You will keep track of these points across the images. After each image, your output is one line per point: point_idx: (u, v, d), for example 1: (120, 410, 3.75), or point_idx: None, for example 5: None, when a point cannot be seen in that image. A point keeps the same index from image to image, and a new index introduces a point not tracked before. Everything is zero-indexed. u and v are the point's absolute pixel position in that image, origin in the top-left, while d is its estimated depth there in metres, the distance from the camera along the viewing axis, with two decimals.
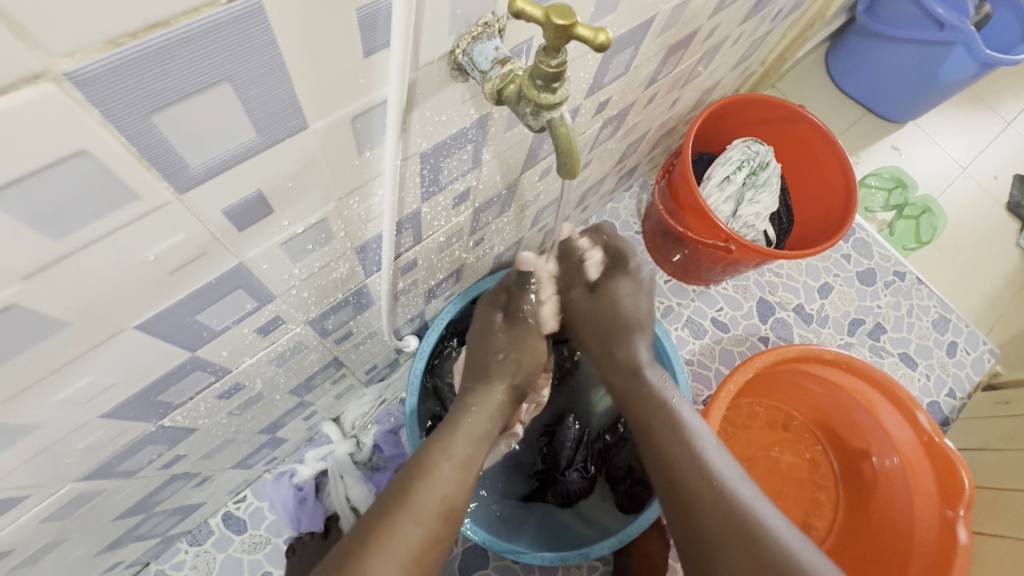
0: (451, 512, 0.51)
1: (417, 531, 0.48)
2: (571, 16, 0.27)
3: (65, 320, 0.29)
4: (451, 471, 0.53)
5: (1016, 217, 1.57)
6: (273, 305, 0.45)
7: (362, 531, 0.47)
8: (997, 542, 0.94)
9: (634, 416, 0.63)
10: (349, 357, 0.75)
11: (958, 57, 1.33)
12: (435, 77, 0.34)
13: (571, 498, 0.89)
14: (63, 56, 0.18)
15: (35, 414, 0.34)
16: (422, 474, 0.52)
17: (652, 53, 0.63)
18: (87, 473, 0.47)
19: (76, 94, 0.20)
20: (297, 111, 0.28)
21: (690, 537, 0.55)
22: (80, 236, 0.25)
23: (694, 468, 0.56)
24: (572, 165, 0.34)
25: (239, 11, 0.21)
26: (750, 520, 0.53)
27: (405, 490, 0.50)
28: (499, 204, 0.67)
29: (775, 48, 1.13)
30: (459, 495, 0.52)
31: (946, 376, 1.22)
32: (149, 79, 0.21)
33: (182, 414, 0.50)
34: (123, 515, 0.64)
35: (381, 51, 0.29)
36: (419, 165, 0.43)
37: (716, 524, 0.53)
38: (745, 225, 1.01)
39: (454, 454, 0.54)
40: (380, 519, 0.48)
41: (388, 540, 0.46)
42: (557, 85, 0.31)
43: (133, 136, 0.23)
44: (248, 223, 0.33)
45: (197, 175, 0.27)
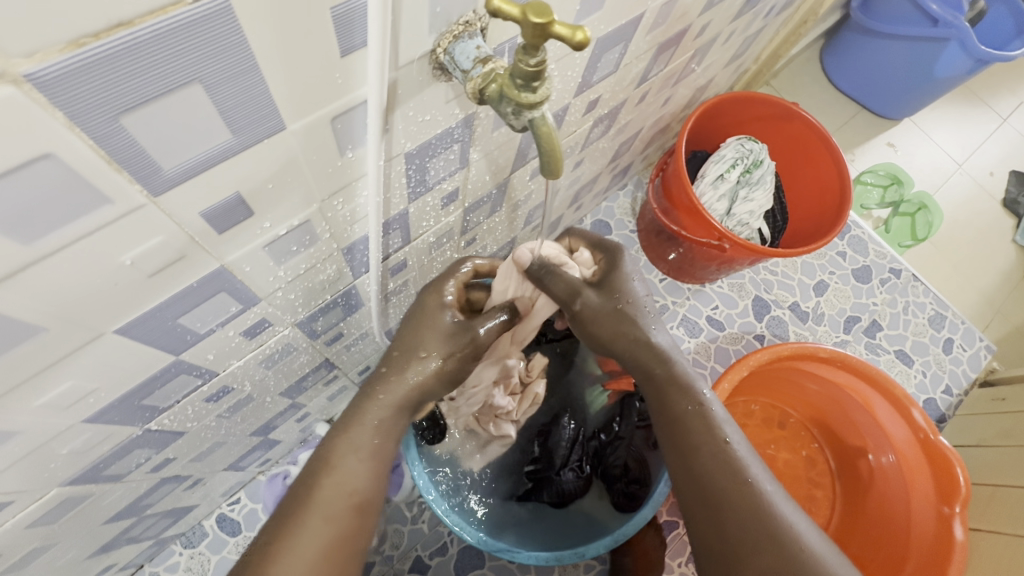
0: (364, 505, 0.49)
1: (325, 529, 0.46)
2: (548, 14, 0.27)
3: (40, 325, 0.29)
4: (358, 464, 0.50)
5: (1012, 213, 1.56)
6: (259, 307, 0.44)
7: (271, 529, 0.46)
8: (993, 538, 0.94)
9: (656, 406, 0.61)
10: (340, 358, 0.75)
11: (953, 54, 1.33)
12: (417, 77, 0.34)
13: (566, 497, 0.89)
14: (22, 57, 0.18)
15: (15, 420, 0.34)
16: (326, 469, 0.49)
17: (642, 51, 0.63)
18: (73, 477, 0.46)
19: (38, 97, 0.19)
20: (273, 112, 0.28)
21: (710, 536, 0.55)
22: (51, 240, 0.25)
23: (723, 467, 0.56)
24: (555, 165, 0.34)
25: (206, 10, 0.21)
26: (775, 520, 0.53)
27: (311, 487, 0.48)
28: (490, 204, 0.67)
29: (768, 45, 1.13)
30: (368, 488, 0.50)
31: (942, 372, 1.22)
32: (114, 79, 0.21)
33: (170, 418, 0.50)
34: (113, 519, 0.64)
35: (359, 50, 0.29)
36: (404, 166, 0.42)
37: (744, 527, 0.53)
38: (740, 223, 1.01)
39: (361, 446, 0.50)
40: (288, 520, 0.46)
41: (292, 542, 0.45)
42: (537, 84, 0.31)
43: (101, 138, 0.22)
44: (228, 226, 0.33)
45: (172, 177, 0.26)
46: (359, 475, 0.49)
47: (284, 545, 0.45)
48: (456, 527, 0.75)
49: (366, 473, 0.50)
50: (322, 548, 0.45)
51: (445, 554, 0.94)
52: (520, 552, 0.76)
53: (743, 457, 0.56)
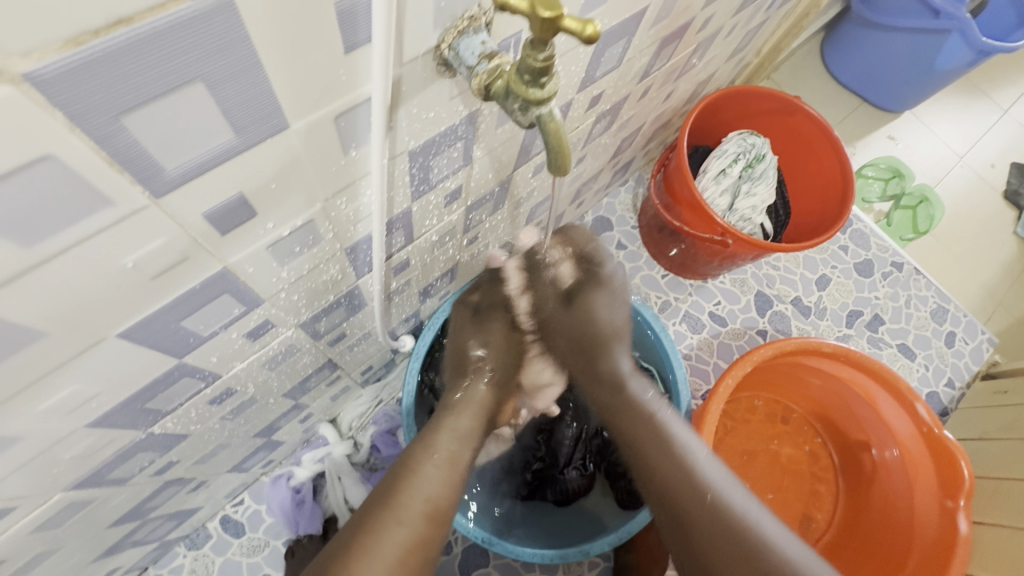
0: (439, 514, 0.50)
1: (403, 534, 0.47)
2: (557, 8, 0.26)
3: (42, 330, 0.28)
4: (434, 471, 0.52)
5: (1013, 206, 1.56)
6: (262, 309, 0.44)
7: (352, 532, 0.47)
8: (996, 531, 0.94)
9: (618, 410, 0.64)
10: (343, 358, 0.74)
11: (954, 45, 1.32)
12: (420, 73, 0.33)
13: (569, 495, 0.89)
14: (20, 56, 0.17)
15: (18, 426, 0.34)
16: (404, 474, 0.51)
17: (645, 45, 0.62)
18: (77, 482, 0.46)
19: (37, 97, 0.19)
20: (277, 111, 0.27)
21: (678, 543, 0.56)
22: (51, 244, 0.24)
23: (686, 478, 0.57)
24: (563, 161, 0.33)
25: (208, 7, 0.20)
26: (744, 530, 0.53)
27: (391, 491, 0.49)
28: (492, 201, 0.66)
29: (769, 38, 1.12)
30: (444, 495, 0.51)
31: (945, 366, 1.21)
32: (113, 78, 0.20)
33: (173, 421, 0.50)
34: (118, 522, 0.63)
35: (363, 46, 0.28)
36: (408, 164, 0.42)
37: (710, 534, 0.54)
38: (742, 218, 1.00)
39: (436, 453, 0.53)
40: (369, 524, 0.47)
41: (374, 542, 0.46)
42: (545, 80, 0.30)
43: (101, 140, 0.22)
44: (231, 227, 0.32)
45: (174, 178, 0.26)
46: (432, 484, 0.51)
47: (369, 543, 0.46)
48: (460, 527, 0.75)
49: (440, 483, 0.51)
50: (400, 550, 0.46)
51: (450, 552, 0.94)
52: (526, 550, 0.76)
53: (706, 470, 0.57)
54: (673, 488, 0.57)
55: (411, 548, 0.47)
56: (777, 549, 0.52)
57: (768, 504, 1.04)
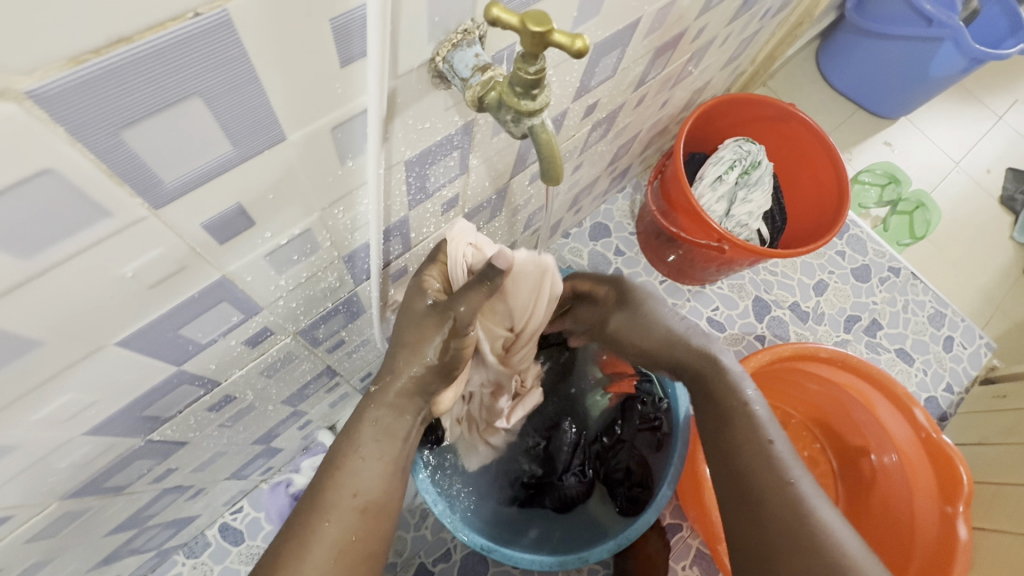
0: (377, 509, 0.46)
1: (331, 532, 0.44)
2: (547, 23, 0.27)
3: (42, 339, 0.29)
4: (365, 462, 0.47)
5: (1009, 210, 1.57)
6: (260, 316, 0.44)
7: (285, 535, 0.44)
8: (996, 536, 0.94)
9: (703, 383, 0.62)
10: (341, 365, 0.75)
11: (947, 53, 1.33)
12: (416, 85, 0.34)
13: (569, 502, 0.89)
14: (22, 74, 0.18)
15: (17, 433, 0.34)
16: (329, 472, 0.46)
17: (640, 55, 0.63)
18: (75, 490, 0.46)
19: (39, 113, 0.19)
20: (273, 123, 0.28)
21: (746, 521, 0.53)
22: (51, 255, 0.25)
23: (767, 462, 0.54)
24: (556, 170, 0.34)
25: (206, 24, 0.21)
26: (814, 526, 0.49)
27: (314, 492, 0.45)
28: (490, 209, 0.67)
29: (764, 47, 1.13)
30: (377, 488, 0.47)
31: (943, 370, 1.22)
32: (113, 95, 0.21)
33: (172, 428, 0.50)
34: (116, 530, 0.64)
35: (358, 60, 0.29)
36: (404, 174, 0.42)
37: (783, 520, 0.50)
38: (739, 224, 1.01)
39: (363, 444, 0.47)
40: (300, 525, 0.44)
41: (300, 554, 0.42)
42: (537, 92, 0.31)
43: (101, 153, 0.22)
44: (229, 236, 0.33)
45: (173, 189, 0.26)
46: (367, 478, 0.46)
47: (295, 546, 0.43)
48: (461, 534, 0.75)
49: (376, 476, 0.47)
50: (332, 550, 0.43)
51: (449, 560, 0.94)
52: (525, 557, 0.75)
53: (788, 458, 0.54)
54: (748, 467, 0.54)
55: (345, 548, 0.44)
56: (841, 552, 0.47)
57: None
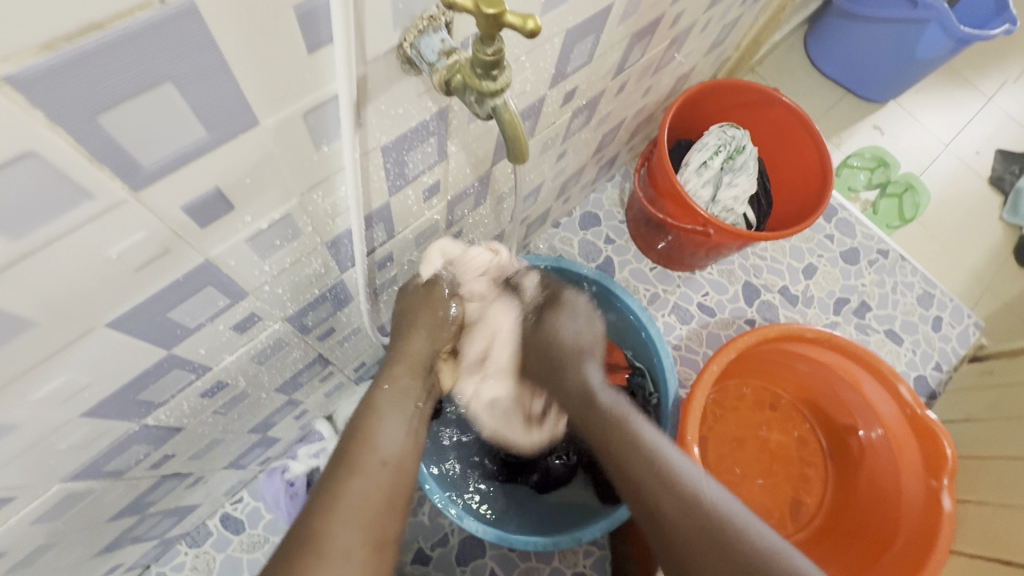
0: (397, 468, 0.49)
1: (363, 484, 0.46)
2: (499, 5, 0.28)
3: (35, 318, 0.30)
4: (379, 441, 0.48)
5: (999, 190, 1.58)
6: (247, 301, 0.46)
7: (301, 520, 0.43)
8: (980, 507, 0.96)
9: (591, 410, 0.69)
10: (334, 354, 0.77)
11: (933, 35, 1.35)
12: (385, 72, 0.35)
13: (551, 482, 0.91)
14: (2, 60, 0.19)
15: (17, 411, 0.36)
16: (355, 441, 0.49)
17: (616, 41, 0.64)
18: (74, 472, 0.48)
19: (18, 97, 0.21)
20: (246, 109, 0.29)
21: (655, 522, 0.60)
22: (37, 235, 0.26)
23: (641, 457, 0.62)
24: (520, 149, 0.36)
25: (174, 13, 0.23)
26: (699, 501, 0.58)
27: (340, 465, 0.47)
28: (474, 196, 0.68)
29: (748, 32, 1.14)
30: (402, 458, 0.50)
31: (932, 350, 1.23)
32: (89, 80, 0.22)
33: (166, 413, 0.52)
34: (117, 517, 0.65)
35: (325, 47, 0.30)
36: (382, 159, 0.44)
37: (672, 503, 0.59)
38: (725, 209, 1.03)
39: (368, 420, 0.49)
40: (326, 486, 0.45)
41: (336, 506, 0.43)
42: (497, 73, 0.32)
43: (80, 136, 0.24)
44: (210, 220, 0.34)
45: (151, 173, 0.28)
46: (389, 440, 0.50)
47: (321, 505, 0.43)
48: (454, 514, 0.78)
49: (396, 439, 0.51)
50: (363, 508, 0.44)
51: (446, 545, 0.96)
52: (520, 539, 0.78)
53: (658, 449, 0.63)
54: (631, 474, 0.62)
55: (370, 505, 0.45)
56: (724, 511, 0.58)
57: (759, 490, 1.06)
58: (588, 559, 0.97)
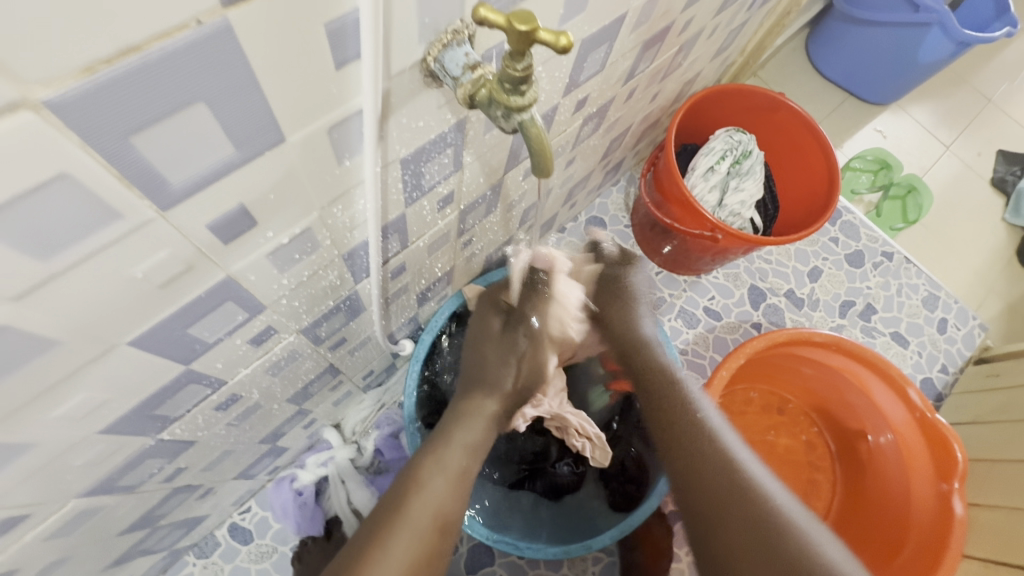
0: (446, 522, 0.54)
1: (413, 544, 0.51)
2: (532, 22, 0.28)
3: (59, 338, 0.30)
4: (440, 483, 0.56)
5: (1001, 192, 1.58)
6: (265, 315, 0.46)
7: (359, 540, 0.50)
8: (991, 511, 0.96)
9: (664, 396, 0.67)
10: (344, 363, 0.76)
11: (935, 39, 1.35)
12: (408, 85, 0.35)
13: (559, 489, 0.92)
14: (39, 84, 0.19)
15: (36, 431, 0.35)
16: (415, 487, 0.55)
17: (627, 49, 0.64)
18: (89, 489, 0.47)
19: (54, 121, 0.20)
20: (273, 125, 0.29)
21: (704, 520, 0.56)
22: (65, 256, 0.26)
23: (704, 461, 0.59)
24: (546, 164, 0.35)
25: (208, 33, 0.22)
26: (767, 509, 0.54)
27: (403, 500, 0.54)
28: (485, 205, 0.68)
29: (753, 37, 1.14)
30: (450, 506, 0.55)
31: (938, 352, 1.23)
32: (123, 103, 0.22)
33: (181, 427, 0.51)
34: (129, 530, 0.64)
35: (352, 62, 0.30)
36: (400, 171, 0.44)
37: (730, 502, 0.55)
38: (731, 213, 1.02)
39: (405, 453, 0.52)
40: (374, 542, 0.50)
41: (386, 547, 0.49)
42: (525, 88, 0.32)
43: (112, 157, 0.23)
44: (233, 236, 0.34)
45: (178, 192, 0.27)
46: (439, 494, 0.56)
47: (375, 542, 0.50)
48: (463, 523, 0.77)
49: (445, 492, 0.56)
50: (410, 564, 0.50)
51: (455, 552, 0.96)
52: (530, 547, 0.78)
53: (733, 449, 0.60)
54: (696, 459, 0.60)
55: (417, 556, 0.50)
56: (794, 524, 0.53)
57: None
58: (597, 566, 0.97)
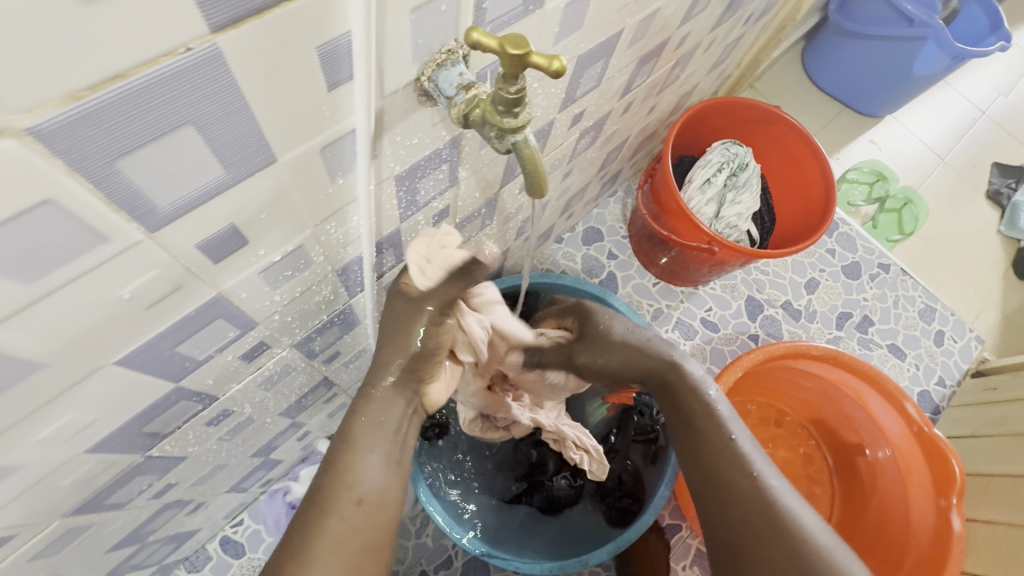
0: (380, 503, 0.47)
1: (338, 526, 0.44)
2: (525, 46, 0.28)
3: (44, 361, 0.29)
4: (376, 460, 0.49)
5: (996, 204, 1.59)
6: (257, 331, 0.45)
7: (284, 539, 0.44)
8: (990, 527, 0.95)
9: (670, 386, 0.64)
10: (338, 376, 0.76)
11: (930, 52, 1.36)
12: (402, 104, 0.35)
13: (557, 503, 0.90)
14: (23, 112, 0.19)
15: (19, 452, 0.35)
16: (339, 469, 0.48)
17: (624, 64, 0.64)
18: (76, 507, 0.46)
19: (39, 148, 0.20)
20: (264, 147, 0.29)
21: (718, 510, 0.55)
22: (51, 280, 0.25)
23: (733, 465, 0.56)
24: (540, 184, 0.35)
25: (197, 58, 0.22)
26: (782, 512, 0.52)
27: (323, 487, 0.47)
28: (481, 218, 0.68)
29: (749, 50, 1.15)
30: (387, 487, 0.48)
31: (935, 365, 1.23)
32: (109, 128, 0.22)
33: (171, 444, 0.51)
34: (116, 547, 0.63)
35: (345, 84, 0.30)
36: (394, 188, 0.44)
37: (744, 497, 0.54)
38: (728, 225, 1.02)
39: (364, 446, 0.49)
40: (305, 523, 0.44)
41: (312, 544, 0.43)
42: (518, 110, 0.32)
43: (99, 182, 0.23)
44: (223, 255, 0.34)
45: (167, 214, 0.27)
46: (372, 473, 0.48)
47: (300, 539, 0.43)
48: (457, 538, 0.77)
49: (380, 473, 0.49)
50: (333, 548, 0.43)
51: (450, 567, 0.94)
52: (526, 563, 0.77)
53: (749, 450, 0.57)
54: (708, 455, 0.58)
55: (349, 540, 0.44)
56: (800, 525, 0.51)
57: None
58: None
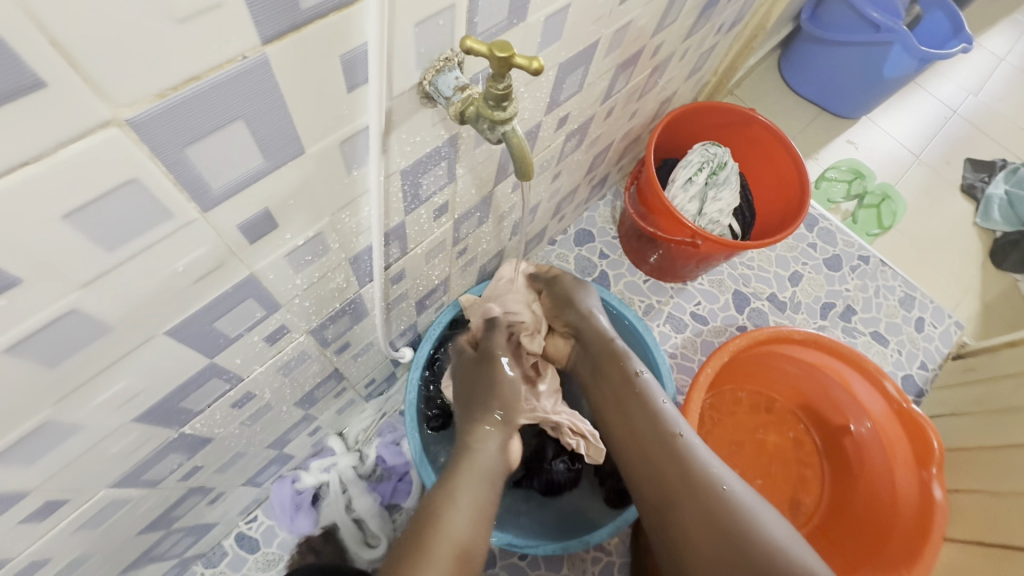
0: (466, 552, 0.59)
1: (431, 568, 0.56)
2: (508, 50, 0.34)
3: (112, 325, 0.35)
4: (462, 518, 0.62)
5: (971, 198, 1.66)
6: (279, 314, 0.51)
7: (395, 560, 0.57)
8: (970, 496, 1.00)
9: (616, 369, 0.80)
10: (348, 369, 0.81)
11: (897, 56, 1.44)
12: (407, 105, 0.41)
13: (556, 486, 0.94)
14: (125, 106, 0.25)
15: (81, 415, 0.40)
16: (433, 521, 0.60)
17: (603, 72, 0.71)
18: (118, 479, 0.51)
19: (131, 135, 0.26)
20: (295, 140, 0.35)
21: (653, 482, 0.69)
22: (125, 249, 0.31)
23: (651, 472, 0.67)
24: (527, 168, 0.41)
25: (251, 64, 0.28)
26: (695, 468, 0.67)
27: (420, 533, 0.59)
28: (477, 215, 0.74)
29: (724, 58, 1.23)
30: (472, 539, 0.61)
31: (917, 350, 1.28)
32: (182, 121, 0.27)
33: (201, 423, 0.55)
34: (145, 531, 0.67)
35: (361, 87, 0.35)
36: (400, 182, 0.49)
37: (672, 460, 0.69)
38: (711, 221, 1.08)
39: (461, 502, 0.63)
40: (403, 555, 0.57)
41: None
42: (506, 104, 0.38)
43: (170, 165, 0.29)
44: (257, 237, 0.39)
45: (218, 195, 0.33)
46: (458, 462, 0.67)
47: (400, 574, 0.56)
48: None
49: (465, 523, 0.61)
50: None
51: None
52: (529, 545, 0.81)
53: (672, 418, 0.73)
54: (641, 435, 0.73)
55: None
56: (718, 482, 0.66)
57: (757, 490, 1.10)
58: (596, 566, 0.99)
